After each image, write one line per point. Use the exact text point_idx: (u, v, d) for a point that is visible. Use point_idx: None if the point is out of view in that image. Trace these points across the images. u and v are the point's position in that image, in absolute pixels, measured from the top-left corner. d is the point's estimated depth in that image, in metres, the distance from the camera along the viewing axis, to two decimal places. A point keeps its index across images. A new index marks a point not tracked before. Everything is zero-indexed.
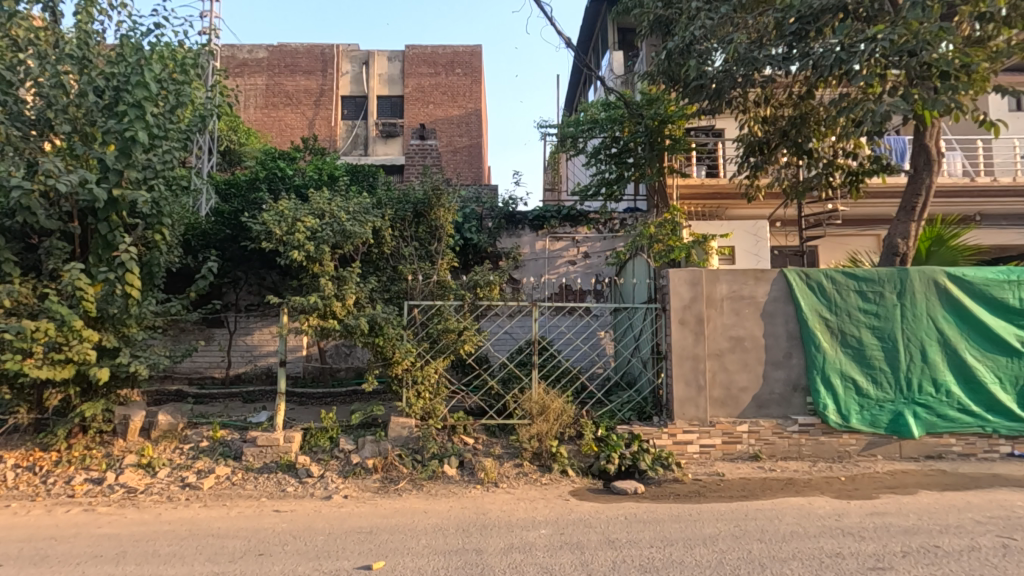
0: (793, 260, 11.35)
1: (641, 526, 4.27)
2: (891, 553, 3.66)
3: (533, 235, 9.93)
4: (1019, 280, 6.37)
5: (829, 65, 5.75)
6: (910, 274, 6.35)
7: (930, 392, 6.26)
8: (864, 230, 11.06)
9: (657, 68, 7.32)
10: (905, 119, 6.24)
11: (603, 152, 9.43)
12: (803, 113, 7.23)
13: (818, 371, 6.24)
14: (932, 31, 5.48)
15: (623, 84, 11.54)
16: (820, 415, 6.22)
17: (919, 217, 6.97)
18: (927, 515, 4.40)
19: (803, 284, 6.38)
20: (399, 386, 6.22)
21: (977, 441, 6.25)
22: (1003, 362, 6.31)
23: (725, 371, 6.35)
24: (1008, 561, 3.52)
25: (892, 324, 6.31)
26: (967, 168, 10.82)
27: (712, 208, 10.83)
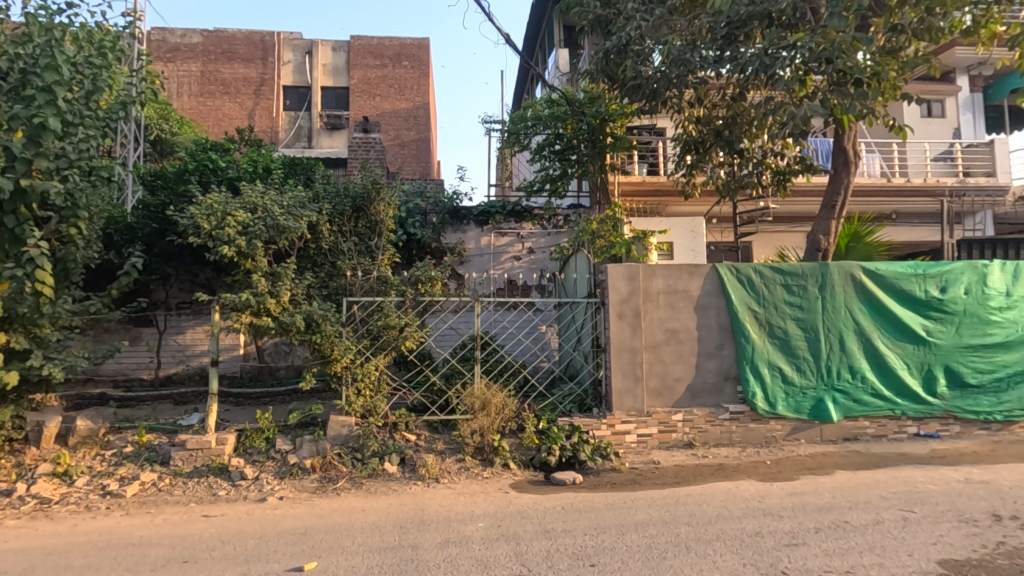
0: (728, 255, 11.84)
1: (577, 515, 4.38)
2: (805, 530, 3.90)
3: (478, 230, 9.91)
4: (925, 274, 6.89)
5: (755, 69, 6.03)
6: (830, 268, 6.76)
7: (847, 379, 6.69)
8: (793, 227, 11.68)
9: (596, 66, 7.50)
10: (826, 123, 6.61)
11: (547, 148, 9.48)
12: (735, 114, 7.52)
13: (747, 361, 6.56)
14: (847, 40, 5.83)
15: (568, 82, 11.68)
16: (749, 402, 6.54)
17: (839, 215, 7.42)
18: (840, 493, 4.72)
19: (733, 278, 6.68)
20: (338, 383, 6.09)
21: (888, 423, 6.74)
22: (911, 350, 6.82)
23: (661, 362, 6.58)
24: (906, 532, 3.82)
25: (813, 315, 6.70)
26: (885, 169, 11.58)
27: (652, 205, 11.14)
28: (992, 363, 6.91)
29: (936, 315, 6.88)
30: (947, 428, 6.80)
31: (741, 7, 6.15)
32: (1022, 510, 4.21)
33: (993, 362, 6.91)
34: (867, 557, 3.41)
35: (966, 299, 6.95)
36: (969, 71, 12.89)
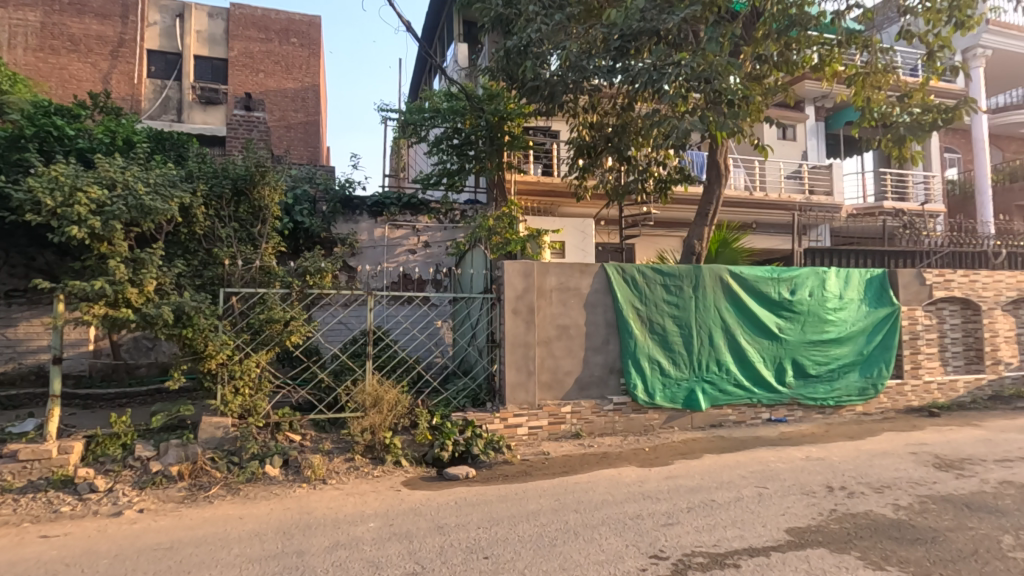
0: (614, 256, 12.54)
1: (470, 509, 4.41)
2: (679, 510, 4.26)
3: (372, 221, 9.59)
4: (778, 278, 7.81)
5: (643, 82, 6.42)
6: (703, 271, 7.43)
7: (714, 371, 7.39)
8: (671, 231, 12.64)
9: (497, 64, 7.60)
10: (703, 137, 7.23)
11: (444, 143, 9.47)
12: (624, 123, 7.99)
13: (630, 355, 7.01)
14: (722, 63, 6.42)
15: (467, 77, 11.67)
16: (631, 393, 7.00)
17: (711, 222, 8.16)
18: (707, 475, 5.21)
19: (620, 278, 7.09)
20: (212, 382, 5.58)
21: (746, 410, 7.55)
22: (766, 345, 7.69)
23: (552, 357, 6.83)
24: (760, 506, 4.32)
25: (688, 313, 7.31)
26: (748, 183, 12.93)
27: (546, 205, 11.48)
28: (828, 356, 8.01)
29: (786, 314, 7.84)
30: (793, 413, 7.77)
31: (634, 23, 6.51)
32: (849, 481, 4.94)
33: (829, 355, 8.01)
34: (730, 530, 3.80)
35: (810, 300, 7.99)
36: (815, 102, 14.74)
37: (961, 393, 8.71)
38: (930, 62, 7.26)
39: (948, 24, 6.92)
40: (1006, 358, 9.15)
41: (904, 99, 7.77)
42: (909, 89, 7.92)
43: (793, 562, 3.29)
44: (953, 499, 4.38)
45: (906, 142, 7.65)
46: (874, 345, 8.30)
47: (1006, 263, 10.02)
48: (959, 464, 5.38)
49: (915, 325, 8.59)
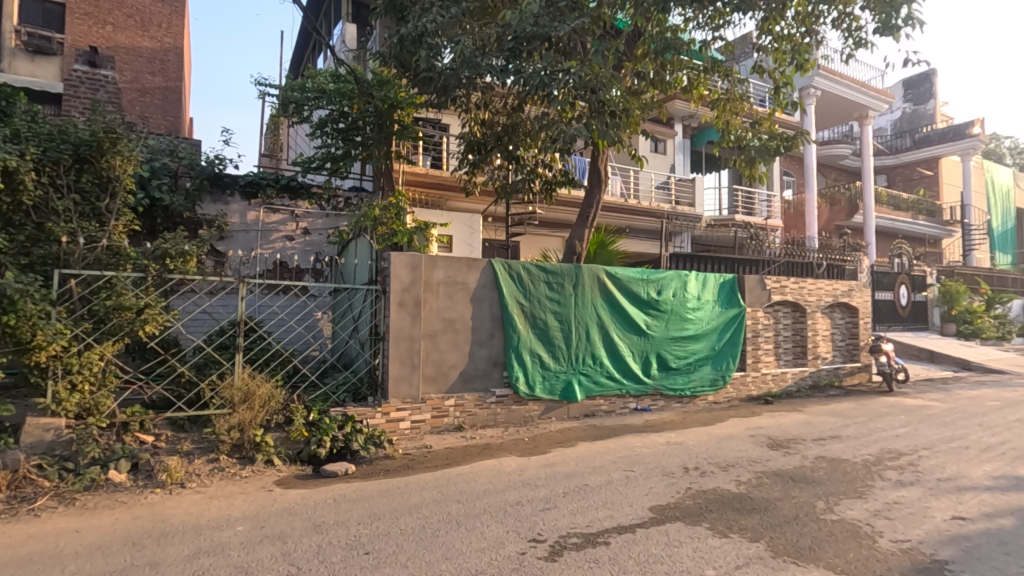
0: (499, 252, 12.80)
1: (350, 505, 4.28)
2: (556, 495, 4.49)
3: (244, 203, 8.87)
4: (648, 279, 8.52)
5: (534, 85, 6.61)
6: (583, 270, 7.87)
7: (589, 364, 7.87)
8: (553, 231, 13.18)
9: (389, 51, 7.40)
10: (587, 144, 7.65)
11: (329, 125, 9.03)
12: (514, 123, 8.23)
13: (513, 349, 7.23)
14: (607, 76, 6.86)
15: (356, 59, 11.22)
16: (512, 385, 7.22)
17: (591, 225, 8.65)
18: (581, 461, 5.55)
19: (506, 273, 7.28)
20: (42, 377, 4.82)
21: (616, 400, 8.14)
22: (635, 340, 8.35)
23: (437, 350, 6.83)
24: (627, 487, 4.69)
25: (568, 309, 7.70)
26: (623, 191, 13.88)
27: (434, 198, 11.41)
28: (687, 351, 8.89)
29: (652, 312, 8.57)
30: (656, 402, 8.51)
31: (527, 26, 6.65)
32: (701, 461, 5.55)
33: (687, 350, 8.89)
34: (602, 511, 4.09)
35: (673, 300, 8.82)
36: (683, 121, 16.19)
37: (789, 383, 10.13)
38: (776, 96, 8.31)
39: (791, 65, 7.99)
40: (823, 353, 10.81)
41: (755, 126, 8.80)
42: (759, 117, 9.00)
43: (655, 536, 3.62)
44: (782, 473, 5.11)
45: (755, 162, 8.47)
46: (724, 342, 9.35)
47: (826, 273, 11.82)
48: (786, 444, 6.28)
49: (756, 324, 9.82)
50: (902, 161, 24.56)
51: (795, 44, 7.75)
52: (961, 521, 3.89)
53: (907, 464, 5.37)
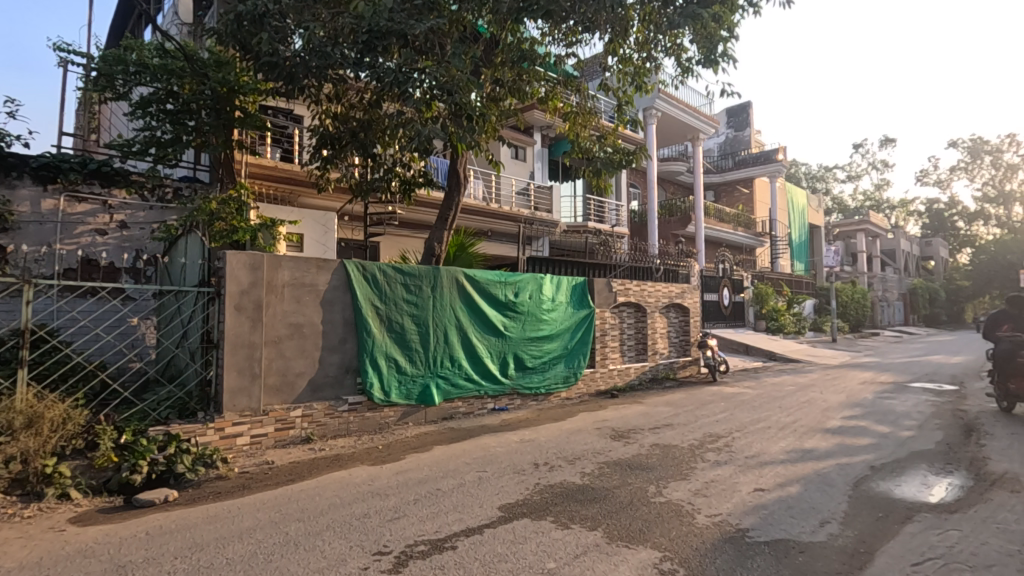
0: (357, 253, 12.31)
1: (167, 537, 3.76)
2: (406, 503, 4.37)
3: (38, 189, 7.50)
4: (505, 281, 8.77)
5: (389, 82, 6.34)
6: (441, 272, 7.85)
7: (447, 366, 7.84)
8: (414, 233, 13.01)
9: (225, 29, 6.71)
10: (446, 146, 7.63)
11: (154, 105, 7.93)
12: (370, 119, 7.76)
13: (367, 353, 6.96)
14: (464, 80, 6.82)
15: (190, 34, 10.03)
16: (366, 391, 6.93)
17: (450, 227, 8.63)
18: (436, 466, 5.49)
19: (360, 275, 7.00)
20: None
21: (475, 401, 8.20)
22: (493, 341, 8.52)
23: (281, 358, 6.32)
24: (478, 489, 4.72)
25: (426, 311, 7.62)
26: (485, 195, 14.15)
27: (284, 193, 10.64)
28: (542, 350, 9.27)
29: (509, 313, 8.83)
30: (512, 401, 8.73)
31: (381, 21, 6.34)
32: (550, 456, 5.79)
33: (542, 349, 9.27)
34: (451, 515, 4.07)
35: (529, 302, 9.17)
36: (541, 130, 16.91)
37: (632, 377, 11.04)
38: (619, 113, 9.03)
39: (632, 85, 8.71)
40: (660, 348, 11.95)
41: (601, 139, 9.46)
42: (605, 131, 9.66)
43: (501, 535, 3.68)
44: (621, 462, 5.52)
45: (601, 174, 9.23)
46: (576, 341, 9.91)
47: (663, 277, 13.08)
48: (627, 434, 6.81)
49: (604, 324, 10.59)
50: (726, 178, 28.11)
51: (636, 67, 8.44)
52: (761, 492, 4.51)
53: (723, 445, 6.12)
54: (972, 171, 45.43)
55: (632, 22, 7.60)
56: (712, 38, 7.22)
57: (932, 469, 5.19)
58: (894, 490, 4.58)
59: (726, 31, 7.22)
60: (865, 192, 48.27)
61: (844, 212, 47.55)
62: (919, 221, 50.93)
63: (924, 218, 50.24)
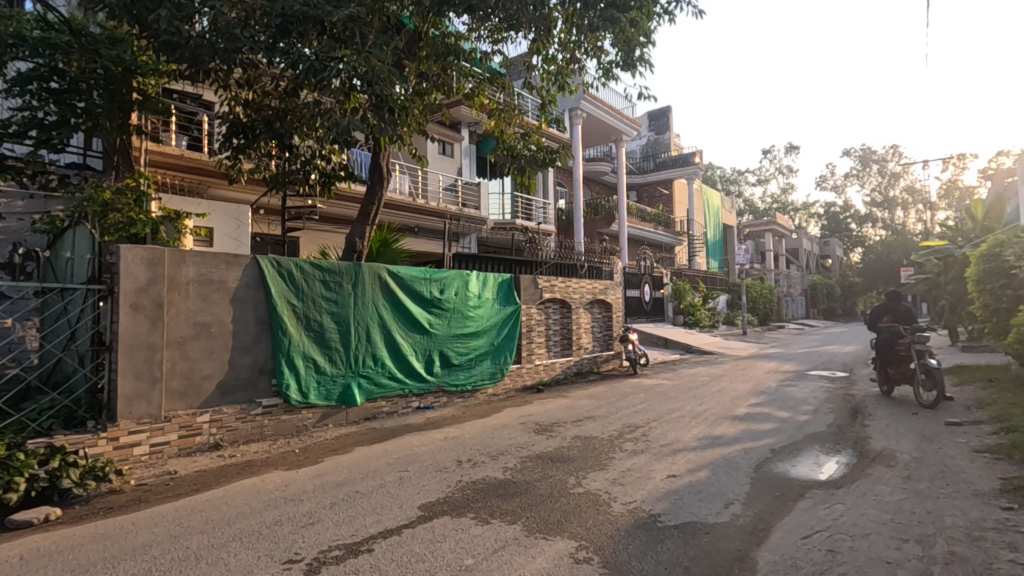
0: (274, 248, 11.73)
1: (47, 560, 3.41)
2: (321, 508, 4.21)
3: None
4: (430, 278, 8.68)
5: (305, 69, 6.00)
6: (362, 268, 7.63)
7: (370, 365, 7.64)
8: (335, 228, 12.59)
9: (117, 3, 6.14)
10: (367, 138, 7.39)
11: (35, 83, 7.10)
12: (286, 108, 7.38)
13: (284, 353, 6.64)
14: (386, 71, 6.55)
15: (79, 7, 9.13)
16: (282, 393, 6.62)
17: (373, 223, 8.39)
18: (355, 467, 5.33)
19: (274, 271, 6.67)
20: None
21: (399, 400, 8.03)
22: (418, 339, 8.40)
23: (186, 360, 5.90)
24: (399, 488, 4.63)
25: (346, 309, 7.39)
26: (411, 190, 13.93)
27: (192, 184, 9.96)
28: (468, 347, 9.25)
29: (435, 310, 8.75)
30: (438, 399, 8.63)
31: (295, 5, 6.05)
32: (474, 453, 5.79)
33: (468, 346, 9.25)
34: (369, 517, 3.96)
35: (454, 299, 9.12)
36: (469, 126, 16.85)
37: (558, 372, 11.24)
38: (543, 112, 9.15)
39: (555, 85, 8.85)
40: (585, 343, 12.26)
41: (526, 137, 9.55)
42: (530, 129, 9.76)
43: (421, 534, 3.64)
44: (543, 455, 5.60)
45: (526, 171, 9.40)
46: (502, 337, 9.97)
47: (588, 274, 13.42)
48: (551, 428, 6.93)
49: (530, 320, 10.72)
50: (647, 180, 29.21)
51: (559, 67, 8.58)
52: (673, 478, 4.74)
53: (640, 435, 6.37)
54: (862, 178, 50.00)
55: (555, 23, 7.70)
56: (630, 42, 7.47)
57: (823, 449, 5.66)
58: (791, 471, 4.95)
59: (643, 36, 7.50)
60: (772, 195, 51.90)
61: (754, 213, 50.90)
62: (818, 222, 55.47)
63: (822, 220, 54.74)
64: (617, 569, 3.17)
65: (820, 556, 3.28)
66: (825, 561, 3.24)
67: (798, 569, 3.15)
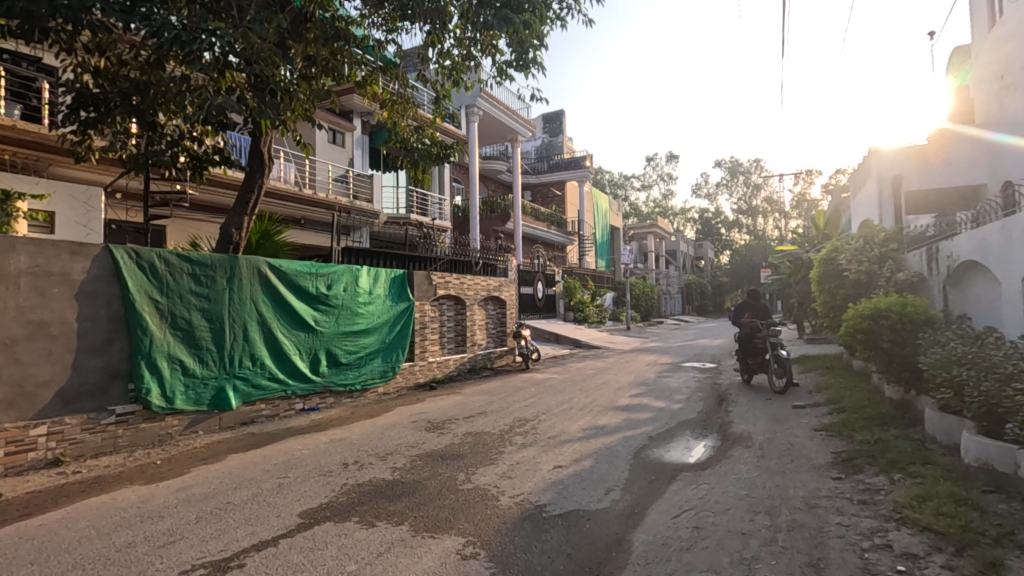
0: (133, 238, 10.49)
1: None
2: (185, 524, 3.82)
3: None
4: (316, 273, 8.25)
5: (168, 39, 5.30)
6: (239, 262, 7.07)
7: (247, 366, 7.08)
8: (208, 217, 11.56)
9: None
10: (246, 121, 6.80)
11: None
12: (147, 82, 6.28)
13: (144, 355, 5.94)
14: (267, 49, 6.01)
15: None
16: (142, 399, 5.92)
17: (252, 212, 7.76)
18: (228, 477, 4.92)
19: (132, 264, 5.97)
20: None
21: (281, 403, 7.53)
22: (303, 337, 7.94)
23: (16, 365, 5.10)
24: (277, 496, 4.34)
25: (220, 305, 6.79)
26: (297, 180, 13.16)
27: (28, 160, 8.62)
28: (358, 345, 8.90)
29: (321, 307, 8.33)
30: (325, 400, 8.21)
31: None
32: (361, 454, 5.58)
33: (358, 344, 8.90)
34: (241, 530, 3.67)
35: (343, 295, 8.75)
36: (361, 116, 16.23)
37: (451, 369, 11.18)
38: (437, 106, 9.04)
39: (450, 80, 8.78)
40: (479, 340, 12.32)
41: (420, 130, 9.36)
42: (424, 123, 9.59)
43: (299, 543, 3.43)
44: (433, 454, 5.54)
45: (420, 166, 9.23)
46: (394, 335, 9.72)
47: (482, 271, 13.50)
48: (442, 425, 6.88)
49: (423, 317, 10.57)
50: (541, 180, 29.76)
51: (454, 62, 8.53)
52: (559, 468, 4.91)
53: (530, 429, 6.53)
54: (731, 187, 55.18)
55: (451, 18, 7.63)
56: (524, 43, 7.58)
57: (693, 434, 6.17)
58: (665, 456, 5.33)
59: (536, 39, 7.66)
60: (654, 200, 55.67)
61: (638, 216, 54.29)
62: (693, 226, 60.45)
63: (697, 224, 59.69)
64: (502, 561, 3.22)
65: (687, 533, 3.58)
66: (691, 537, 3.53)
67: (668, 546, 3.40)
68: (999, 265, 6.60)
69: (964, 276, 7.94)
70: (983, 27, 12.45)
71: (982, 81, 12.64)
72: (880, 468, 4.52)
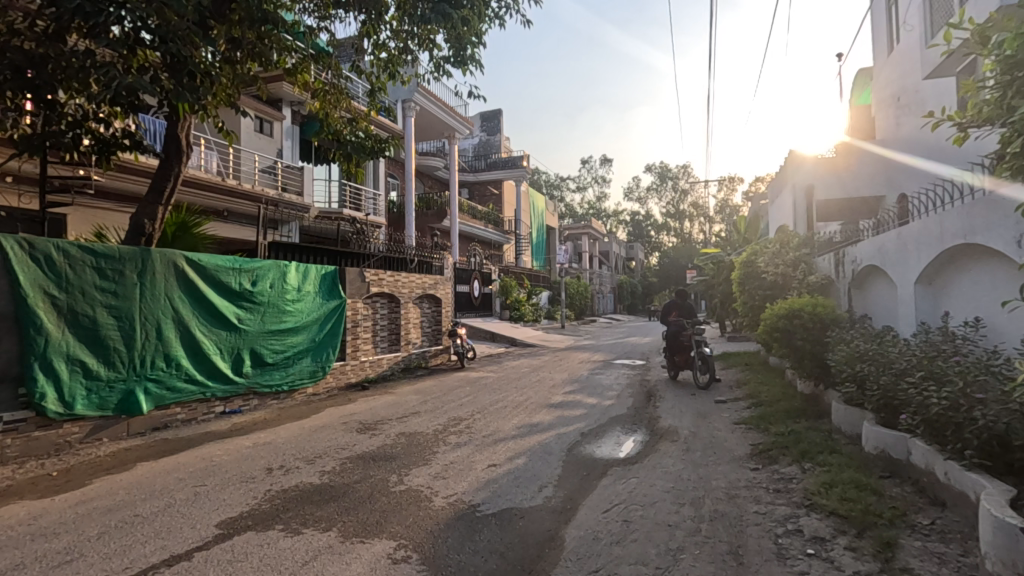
0: (26, 226, 9.51)
1: None
2: (85, 541, 3.49)
3: None
4: (240, 269, 7.81)
5: (70, 10, 4.79)
6: (152, 255, 6.57)
7: (161, 367, 6.58)
8: (116, 206, 10.73)
9: None
10: (161, 104, 6.27)
11: None
12: (44, 54, 5.63)
13: (39, 356, 5.40)
14: (187, 28, 5.55)
15: None
16: (35, 405, 5.37)
17: (167, 202, 7.20)
18: (136, 487, 4.55)
19: (25, 256, 5.41)
20: None
21: (198, 406, 7.05)
22: (224, 336, 7.48)
23: None
24: (195, 506, 4.07)
25: (129, 302, 6.27)
26: (220, 169, 12.46)
27: None
28: (285, 344, 8.50)
29: (245, 305, 7.89)
30: (248, 402, 7.77)
31: None
32: (287, 459, 5.33)
33: (285, 343, 8.50)
34: (151, 544, 3.40)
35: (269, 292, 8.34)
36: (291, 105, 15.54)
37: (385, 368, 10.93)
38: (372, 99, 8.76)
39: (385, 73, 8.56)
40: (413, 338, 12.12)
41: (353, 122, 9.05)
42: (358, 115, 9.27)
43: (217, 555, 3.23)
44: (365, 455, 5.38)
45: (353, 159, 8.90)
46: (324, 333, 9.35)
47: (418, 268, 13.28)
48: (375, 426, 6.70)
49: (355, 315, 10.26)
50: (478, 178, 29.57)
51: (390, 55, 8.31)
52: (493, 467, 4.91)
53: (464, 428, 6.49)
54: (660, 192, 57.47)
55: (387, 9, 7.43)
56: (462, 40, 7.52)
57: (623, 430, 6.35)
58: (596, 452, 5.45)
59: (475, 36, 7.61)
60: (588, 202, 56.98)
61: (573, 216, 55.45)
62: (625, 228, 62.42)
63: (628, 226, 61.69)
64: (434, 563, 3.16)
65: (616, 527, 3.66)
66: (621, 530, 3.62)
67: (599, 540, 3.48)
68: (896, 269, 7.22)
69: (866, 280, 8.64)
70: (883, 50, 13.63)
71: (883, 101, 13.80)
72: (792, 458, 4.84)
